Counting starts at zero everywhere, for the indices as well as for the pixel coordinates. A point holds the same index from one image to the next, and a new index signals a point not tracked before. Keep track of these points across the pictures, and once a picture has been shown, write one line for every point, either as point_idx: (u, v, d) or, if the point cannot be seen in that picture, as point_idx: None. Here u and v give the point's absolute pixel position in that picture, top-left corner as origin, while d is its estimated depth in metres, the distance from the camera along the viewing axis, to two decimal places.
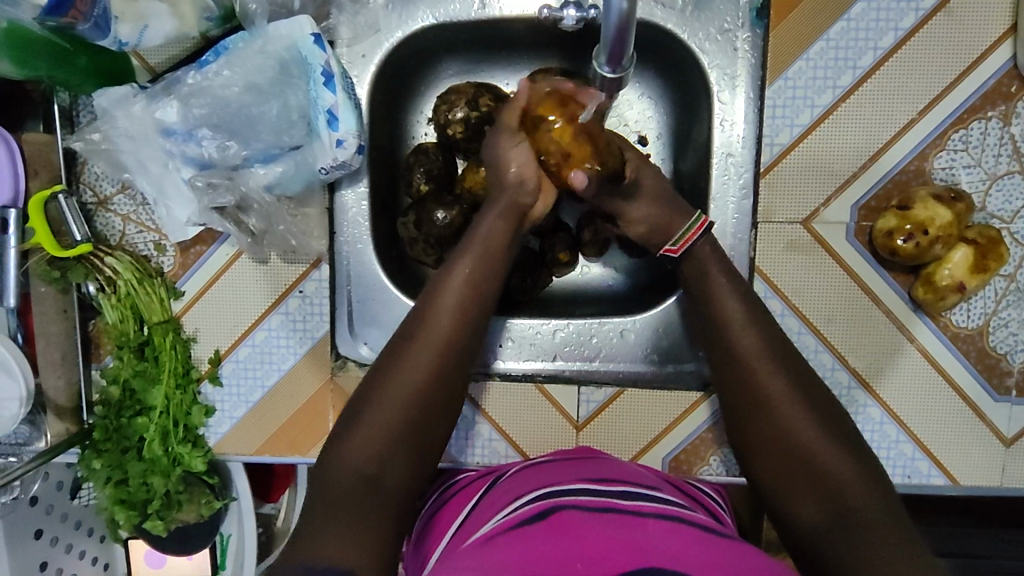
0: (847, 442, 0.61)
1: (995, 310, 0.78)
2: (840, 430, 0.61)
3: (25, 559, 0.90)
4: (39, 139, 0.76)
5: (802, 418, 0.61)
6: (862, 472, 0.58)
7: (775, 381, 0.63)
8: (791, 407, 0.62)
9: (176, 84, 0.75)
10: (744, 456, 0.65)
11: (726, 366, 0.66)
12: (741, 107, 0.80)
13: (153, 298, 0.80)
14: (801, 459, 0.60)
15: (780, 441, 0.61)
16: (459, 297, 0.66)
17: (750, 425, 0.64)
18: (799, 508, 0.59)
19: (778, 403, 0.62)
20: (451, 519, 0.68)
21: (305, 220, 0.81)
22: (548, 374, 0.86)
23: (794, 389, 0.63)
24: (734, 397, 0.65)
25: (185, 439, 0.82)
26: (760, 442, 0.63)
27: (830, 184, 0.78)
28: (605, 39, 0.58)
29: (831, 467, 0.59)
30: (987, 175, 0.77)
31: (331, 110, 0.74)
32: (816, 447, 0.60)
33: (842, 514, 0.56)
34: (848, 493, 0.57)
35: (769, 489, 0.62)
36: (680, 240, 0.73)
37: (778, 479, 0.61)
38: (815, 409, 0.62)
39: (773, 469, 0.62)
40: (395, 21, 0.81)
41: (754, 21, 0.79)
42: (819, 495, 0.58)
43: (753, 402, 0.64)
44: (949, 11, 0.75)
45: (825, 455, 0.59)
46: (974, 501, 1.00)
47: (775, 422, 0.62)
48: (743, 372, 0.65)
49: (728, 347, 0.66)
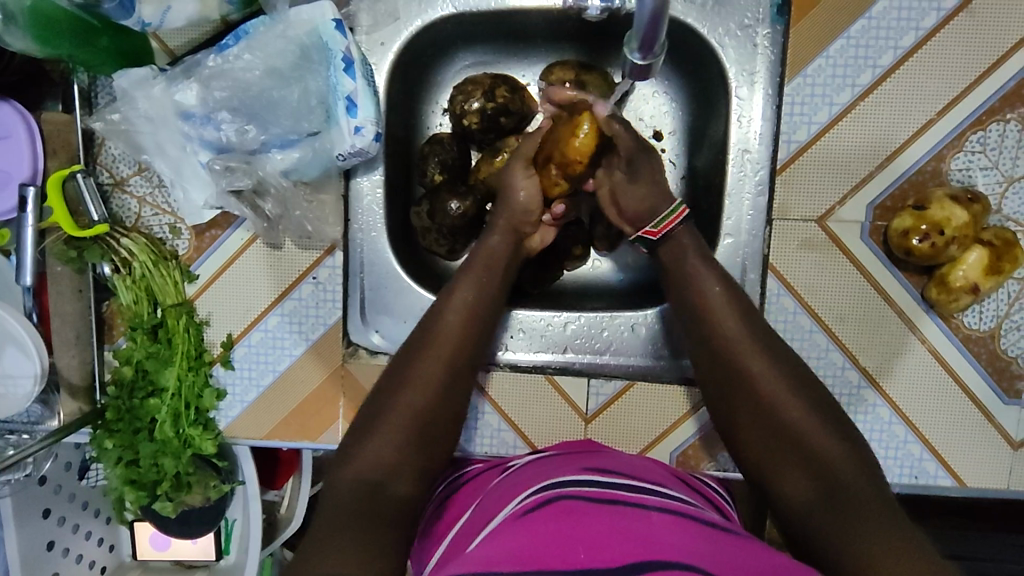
0: (835, 422, 0.61)
1: (1008, 313, 0.78)
2: (828, 411, 0.62)
3: (32, 537, 0.90)
4: (58, 119, 0.76)
5: (791, 397, 0.62)
6: (850, 451, 0.59)
7: (766, 361, 0.64)
8: (780, 386, 0.62)
9: (196, 67, 0.75)
10: (730, 436, 0.65)
11: (716, 349, 0.66)
12: (759, 103, 0.80)
13: (168, 280, 0.80)
14: (789, 437, 0.60)
15: (768, 420, 0.62)
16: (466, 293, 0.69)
17: (737, 404, 0.64)
18: (788, 487, 0.60)
19: (767, 383, 0.63)
20: (461, 510, 0.67)
21: (321, 207, 0.81)
22: (558, 367, 0.86)
23: (783, 370, 0.63)
24: (721, 376, 0.66)
25: (196, 422, 0.82)
26: (748, 421, 0.63)
27: (846, 182, 0.78)
28: (639, 25, 0.51)
29: (819, 445, 0.59)
30: (1004, 177, 0.77)
31: (351, 97, 0.74)
32: (804, 425, 0.60)
33: (833, 490, 0.57)
34: (838, 471, 0.58)
35: (757, 468, 0.63)
36: (678, 225, 0.73)
37: (766, 457, 0.62)
38: (804, 389, 0.63)
39: (760, 448, 0.62)
40: (415, 9, 0.81)
41: (775, 18, 0.79)
42: (808, 471, 0.59)
43: (741, 382, 0.64)
44: (971, 11, 0.74)
45: (813, 432, 0.60)
46: (978, 504, 1.00)
47: (762, 401, 0.62)
48: (734, 352, 0.65)
49: (721, 332, 0.67)
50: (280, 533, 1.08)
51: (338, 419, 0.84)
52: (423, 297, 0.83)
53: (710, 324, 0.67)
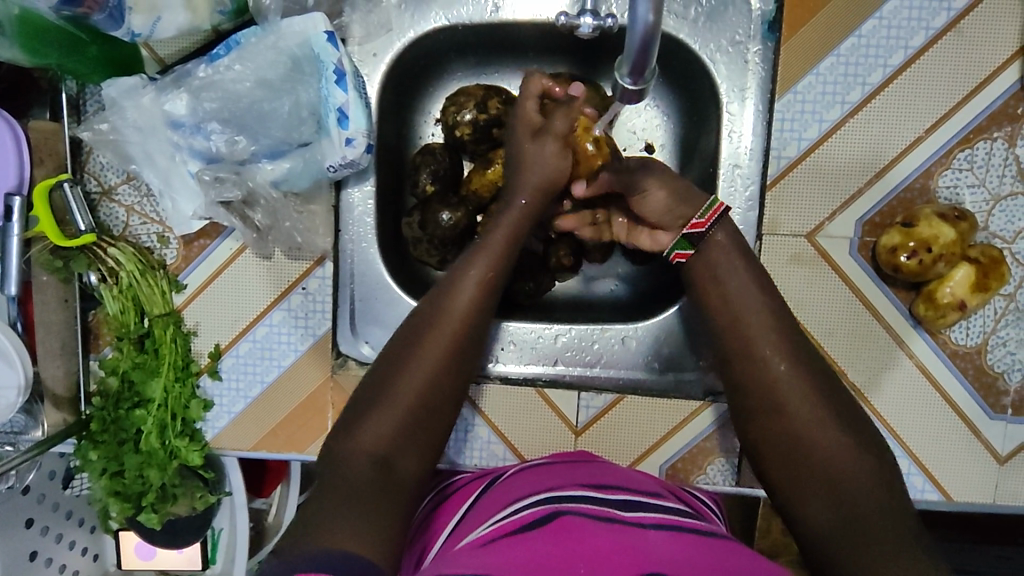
0: (864, 442, 0.59)
1: (994, 329, 0.79)
2: (856, 425, 0.60)
3: (15, 548, 0.89)
4: (46, 128, 0.76)
5: (819, 415, 0.60)
6: (876, 477, 0.57)
7: (800, 379, 0.62)
8: (813, 410, 0.60)
9: (187, 77, 0.74)
10: (755, 457, 0.63)
11: (750, 367, 0.64)
12: (750, 118, 0.80)
13: (155, 290, 0.79)
14: (811, 453, 0.59)
15: (793, 440, 0.60)
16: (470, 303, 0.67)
17: (760, 423, 0.62)
18: (810, 513, 0.57)
19: (798, 407, 0.61)
20: (447, 519, 0.67)
21: (311, 217, 0.81)
22: (549, 379, 0.86)
23: (813, 384, 0.62)
24: (747, 396, 0.64)
25: (182, 433, 0.81)
26: (772, 442, 0.61)
27: (835, 199, 0.78)
28: (630, 50, 0.50)
29: (844, 467, 0.57)
30: (991, 196, 0.77)
31: (342, 108, 0.73)
32: (829, 446, 0.58)
33: (855, 520, 0.55)
34: (863, 500, 0.56)
35: (781, 492, 0.60)
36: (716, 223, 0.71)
37: (791, 480, 0.59)
38: (832, 407, 0.61)
39: (782, 470, 0.60)
40: (408, 20, 0.81)
41: (766, 34, 0.79)
42: (831, 497, 0.57)
43: (769, 402, 0.62)
44: (958, 31, 0.75)
45: (838, 453, 0.58)
46: (962, 517, 1.01)
47: (787, 421, 0.60)
48: (767, 371, 0.63)
49: (753, 349, 0.64)
50: (267, 542, 1.07)
51: (328, 430, 0.83)
52: (413, 308, 0.83)
53: (739, 330, 0.65)
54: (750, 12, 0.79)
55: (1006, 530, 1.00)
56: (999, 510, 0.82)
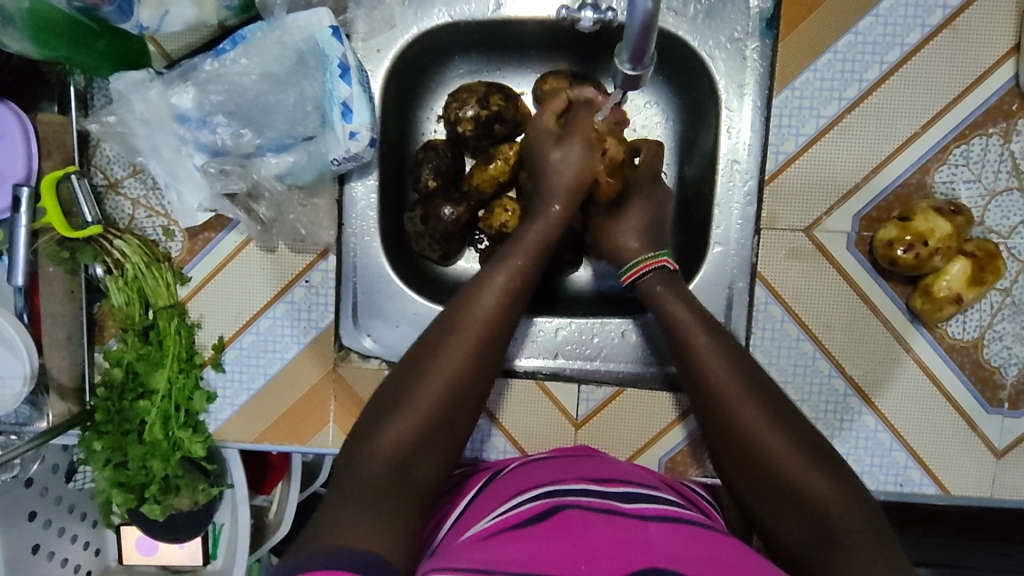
0: (823, 457, 0.60)
1: (991, 323, 0.80)
2: (810, 441, 0.61)
3: (18, 539, 0.89)
4: (54, 121, 0.77)
5: (775, 435, 0.61)
6: (842, 490, 0.58)
7: (749, 405, 0.62)
8: (767, 429, 0.61)
9: (193, 71, 0.76)
10: (727, 478, 0.64)
11: (704, 392, 0.65)
12: (748, 115, 0.81)
13: (160, 282, 0.80)
14: (772, 471, 0.59)
15: (753, 463, 0.60)
16: (491, 306, 0.67)
17: (722, 445, 0.63)
18: (781, 528, 0.59)
19: (753, 427, 0.61)
20: (451, 510, 0.68)
21: (315, 211, 0.82)
22: (550, 372, 0.87)
23: (762, 406, 0.62)
24: (709, 423, 0.65)
25: (186, 425, 0.82)
26: (734, 462, 0.62)
27: (833, 194, 0.79)
28: (629, 37, 0.52)
29: (807, 484, 0.58)
30: (986, 191, 0.78)
31: (346, 102, 0.74)
32: (789, 465, 0.59)
33: (825, 535, 0.55)
34: (831, 512, 0.56)
35: (754, 511, 0.61)
36: (649, 273, 0.75)
37: (761, 501, 0.60)
38: (787, 428, 0.61)
39: (751, 492, 0.61)
40: (411, 17, 0.82)
41: (764, 31, 0.80)
42: (800, 514, 0.57)
43: (725, 429, 0.63)
44: (954, 28, 0.77)
45: (798, 469, 0.59)
46: (959, 513, 1.02)
47: (744, 444, 0.61)
48: (718, 401, 0.64)
49: (705, 380, 0.65)
50: (268, 539, 1.07)
51: (329, 423, 0.84)
52: (416, 301, 0.84)
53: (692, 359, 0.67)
54: (749, 9, 0.81)
55: (1004, 526, 1.01)
56: (996, 504, 0.83)
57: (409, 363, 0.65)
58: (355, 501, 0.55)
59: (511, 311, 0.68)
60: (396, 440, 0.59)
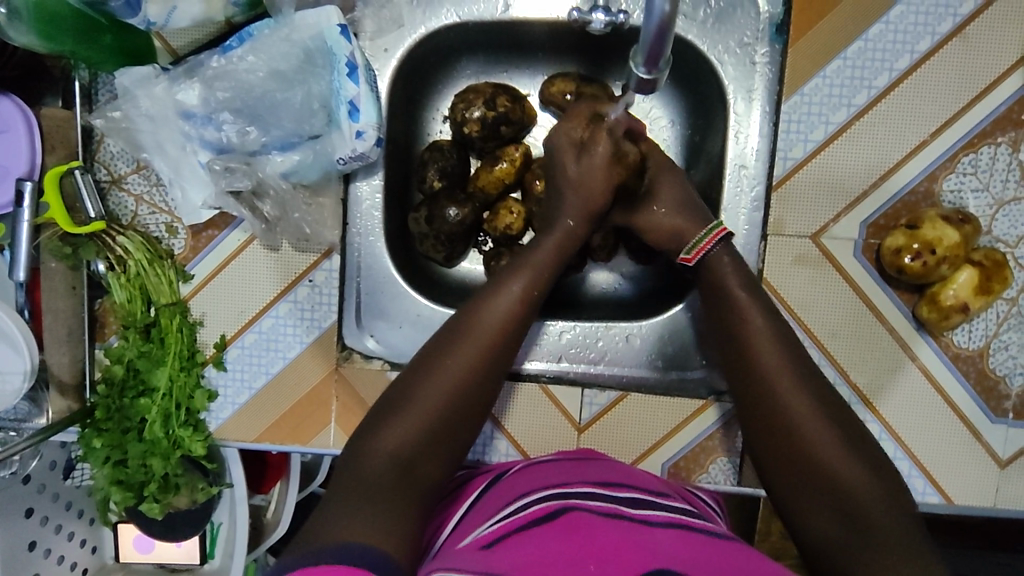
0: (861, 448, 0.60)
1: (996, 333, 0.79)
2: (851, 431, 0.60)
3: (15, 536, 0.89)
4: (58, 115, 0.76)
5: (817, 424, 0.60)
6: (877, 483, 0.57)
7: (798, 395, 0.61)
8: (815, 421, 0.60)
9: (199, 67, 0.75)
10: (761, 466, 0.63)
11: (753, 376, 0.64)
12: (756, 120, 0.81)
13: (163, 280, 0.80)
14: (815, 463, 0.59)
15: (792, 448, 0.60)
16: (485, 305, 0.67)
17: (765, 432, 0.62)
18: (814, 523, 0.58)
19: (801, 416, 0.61)
20: (453, 512, 0.67)
21: (319, 210, 0.81)
22: (553, 375, 0.86)
23: (807, 391, 0.62)
24: (752, 409, 0.64)
25: (186, 423, 0.81)
26: (775, 451, 0.61)
27: (840, 201, 0.79)
28: (644, 39, 0.51)
29: (848, 478, 0.57)
30: (994, 200, 0.78)
31: (353, 101, 0.74)
32: (829, 453, 0.59)
33: (862, 529, 0.55)
34: (869, 510, 0.56)
35: (785, 502, 0.61)
36: (715, 247, 0.71)
37: (793, 488, 0.60)
38: (829, 416, 0.61)
39: (782, 478, 0.61)
40: (419, 17, 0.82)
41: (774, 36, 0.80)
42: (836, 510, 0.57)
43: (767, 412, 0.62)
44: (964, 37, 0.76)
45: (836, 457, 0.58)
46: (961, 522, 1.01)
47: (785, 428, 0.61)
48: (766, 388, 0.63)
49: (754, 364, 0.64)
50: (266, 538, 1.07)
51: (331, 423, 0.83)
52: (419, 302, 0.84)
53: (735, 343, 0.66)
54: (759, 14, 0.80)
55: (1003, 536, 1.01)
56: (999, 514, 0.83)
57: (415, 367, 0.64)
58: (354, 498, 0.54)
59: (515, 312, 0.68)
60: (401, 441, 0.59)
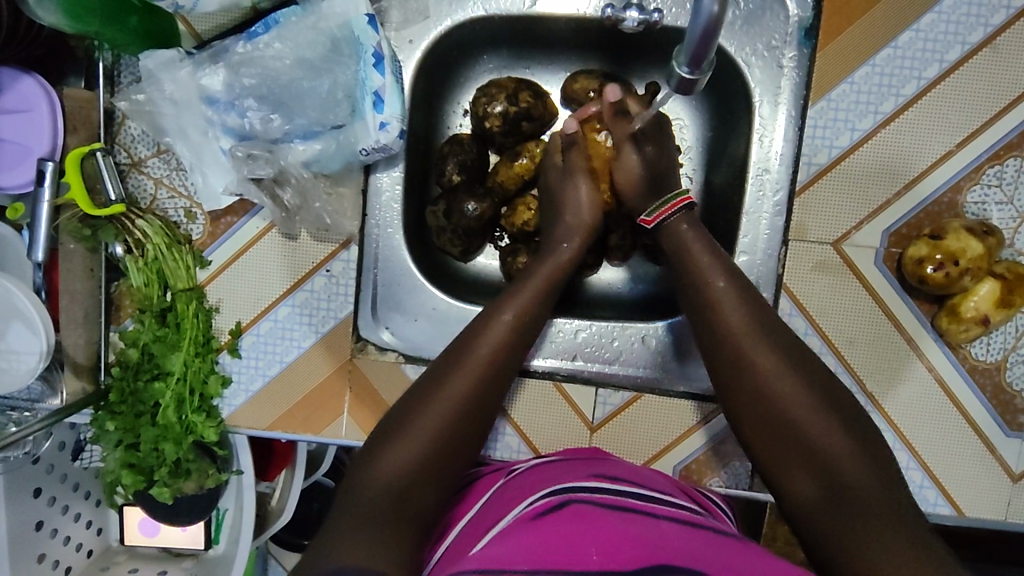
0: (839, 408, 0.61)
1: (1015, 347, 0.79)
2: (835, 400, 0.62)
3: (23, 515, 0.89)
4: (81, 96, 0.75)
5: (795, 390, 0.61)
6: (862, 448, 0.59)
7: (772, 363, 0.63)
8: (791, 387, 0.62)
9: (225, 53, 0.75)
10: (742, 434, 0.65)
11: (728, 350, 0.65)
12: (782, 124, 0.80)
13: (180, 265, 0.79)
14: (793, 430, 0.60)
15: (773, 416, 0.61)
16: (492, 309, 0.69)
17: (742, 400, 0.64)
18: (798, 488, 0.60)
19: (777, 383, 0.62)
20: (463, 511, 0.67)
21: (339, 200, 0.81)
22: (567, 374, 0.86)
23: (789, 365, 0.63)
24: (733, 380, 0.64)
25: (199, 409, 0.81)
26: (753, 418, 0.63)
27: (862, 209, 0.79)
28: (690, 39, 0.51)
29: (825, 443, 0.59)
30: (1018, 213, 0.77)
31: (378, 92, 0.74)
32: (810, 421, 0.60)
33: (840, 494, 0.57)
34: (847, 475, 0.57)
35: (768, 467, 0.63)
36: (676, 214, 0.73)
37: (775, 454, 0.62)
38: (810, 383, 0.62)
39: (765, 446, 0.63)
40: (446, 9, 0.81)
41: (803, 41, 0.79)
42: (817, 475, 0.59)
43: (748, 386, 0.63)
44: (995, 48, 0.76)
45: (817, 426, 0.60)
46: (968, 534, 1.01)
47: (765, 400, 0.62)
48: (742, 357, 0.64)
49: (732, 341, 0.65)
50: (269, 526, 1.07)
51: (343, 413, 0.83)
52: (435, 296, 0.83)
53: (714, 331, 0.66)
54: (788, 18, 0.79)
55: (1010, 549, 1.01)
56: (1010, 527, 0.82)
57: (431, 372, 0.66)
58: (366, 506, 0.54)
59: (529, 327, 0.70)
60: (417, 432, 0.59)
